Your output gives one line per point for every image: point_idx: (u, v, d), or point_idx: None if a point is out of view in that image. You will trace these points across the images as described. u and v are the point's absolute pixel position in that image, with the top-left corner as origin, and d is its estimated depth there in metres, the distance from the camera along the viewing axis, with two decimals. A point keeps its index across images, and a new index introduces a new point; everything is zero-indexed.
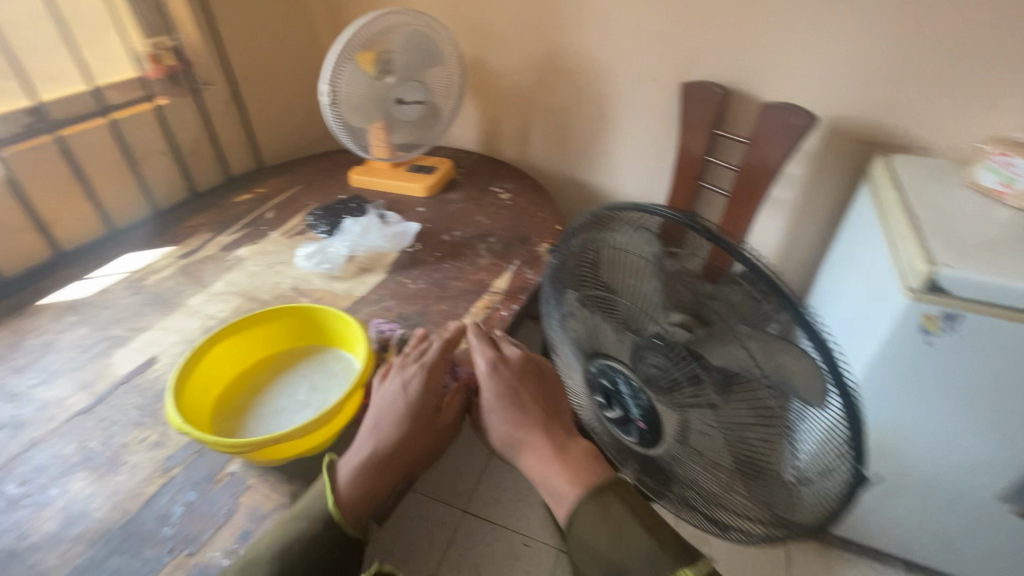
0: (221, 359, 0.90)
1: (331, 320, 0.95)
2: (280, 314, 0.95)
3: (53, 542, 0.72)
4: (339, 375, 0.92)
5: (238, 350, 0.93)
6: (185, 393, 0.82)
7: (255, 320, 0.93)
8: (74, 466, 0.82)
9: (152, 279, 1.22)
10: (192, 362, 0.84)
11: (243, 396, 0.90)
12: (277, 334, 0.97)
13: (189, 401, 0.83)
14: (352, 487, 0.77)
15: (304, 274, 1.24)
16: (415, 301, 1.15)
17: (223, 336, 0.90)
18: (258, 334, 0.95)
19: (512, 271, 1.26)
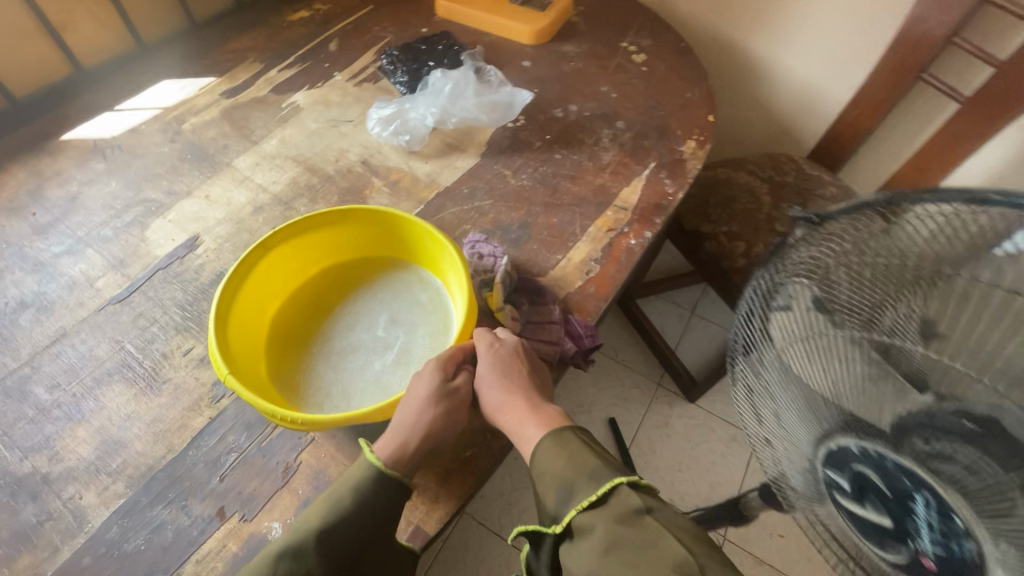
0: (276, 270, 0.72)
1: (414, 236, 0.73)
2: (349, 217, 0.72)
3: (89, 473, 0.61)
4: (425, 309, 0.73)
5: (297, 258, 0.73)
6: (234, 318, 0.65)
7: (316, 223, 0.71)
8: (109, 375, 0.68)
9: (191, 123, 0.97)
10: (239, 278, 0.65)
11: (305, 319, 0.73)
12: (344, 240, 0.75)
13: (239, 327, 0.66)
14: (399, 449, 0.58)
15: (376, 143, 0.96)
16: (517, 206, 0.88)
17: (277, 243, 0.69)
18: (320, 239, 0.74)
19: (645, 179, 0.94)
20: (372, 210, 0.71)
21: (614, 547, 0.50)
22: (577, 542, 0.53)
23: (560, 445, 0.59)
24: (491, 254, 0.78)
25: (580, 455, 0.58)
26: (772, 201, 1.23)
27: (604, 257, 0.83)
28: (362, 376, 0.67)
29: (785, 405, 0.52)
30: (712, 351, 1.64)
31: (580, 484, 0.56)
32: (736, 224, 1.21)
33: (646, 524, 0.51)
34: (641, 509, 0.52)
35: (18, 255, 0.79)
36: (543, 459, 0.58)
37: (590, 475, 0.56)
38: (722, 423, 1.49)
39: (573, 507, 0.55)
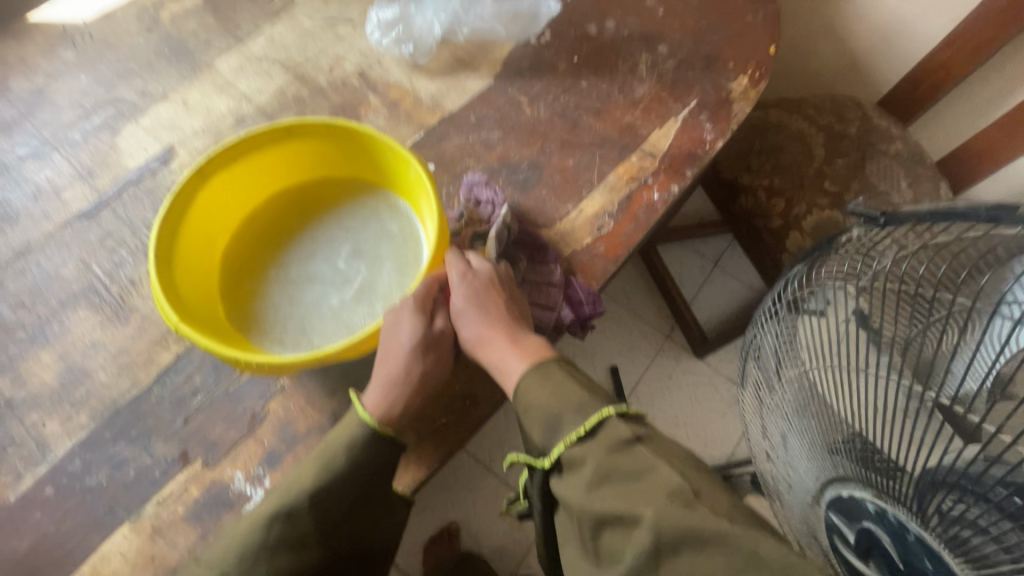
0: (224, 197, 0.64)
1: (373, 154, 0.64)
2: (293, 133, 0.62)
3: (54, 401, 0.59)
4: (394, 239, 0.66)
5: (245, 183, 0.65)
6: (179, 255, 0.59)
7: (258, 141, 0.61)
8: (75, 298, 0.64)
9: (170, 11, 0.85)
10: (176, 210, 0.58)
11: (262, 250, 0.68)
12: (295, 160, 0.67)
13: (188, 263, 0.61)
14: (390, 404, 0.56)
15: (377, 51, 0.84)
16: (529, 143, 0.78)
17: (216, 167, 0.60)
18: (266, 160, 0.65)
19: (682, 120, 0.82)
20: (318, 124, 0.61)
21: (605, 482, 0.46)
22: (568, 478, 0.49)
23: (544, 379, 0.54)
24: (488, 203, 0.69)
25: (566, 389, 0.53)
26: (825, 154, 1.08)
27: (620, 212, 0.74)
28: (328, 313, 0.63)
29: (799, 431, 0.47)
30: (728, 306, 1.56)
31: (568, 415, 0.51)
32: (779, 178, 1.08)
33: (637, 455, 0.47)
34: (632, 440, 0.48)
35: None
36: (528, 393, 0.54)
37: (578, 408, 0.51)
38: (726, 381, 1.46)
39: (561, 442, 0.50)
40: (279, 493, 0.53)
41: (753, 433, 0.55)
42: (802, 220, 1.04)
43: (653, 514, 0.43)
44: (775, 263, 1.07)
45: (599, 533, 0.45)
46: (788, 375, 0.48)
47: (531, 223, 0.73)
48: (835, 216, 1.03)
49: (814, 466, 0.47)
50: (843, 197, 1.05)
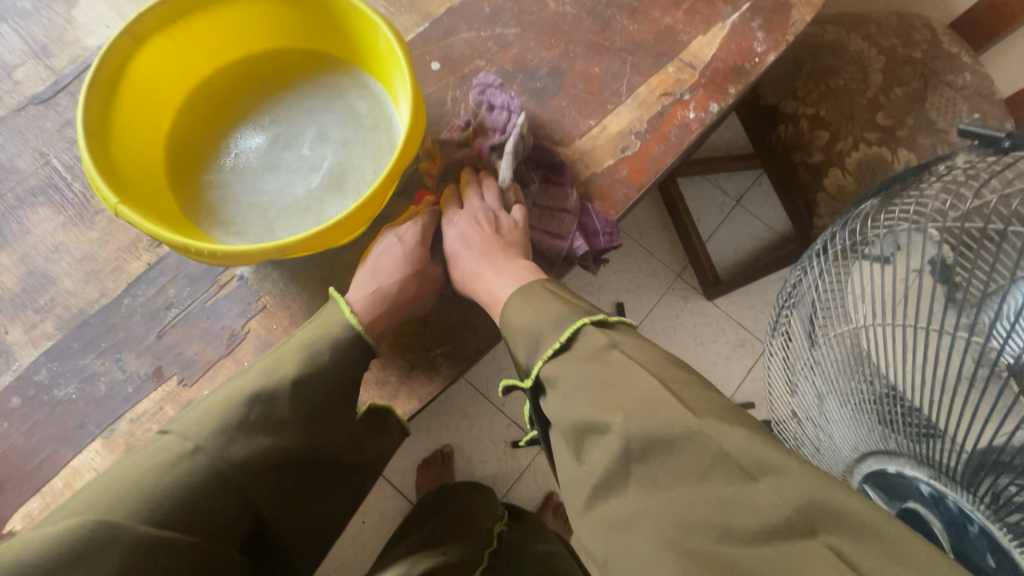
0: (170, 67, 0.54)
1: (335, 17, 0.53)
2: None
3: (15, 306, 0.54)
4: (367, 125, 0.57)
5: (191, 53, 0.55)
6: (117, 134, 0.50)
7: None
8: (33, 195, 0.57)
9: None
10: (108, 77, 0.48)
11: (210, 132, 0.58)
12: (246, 26, 0.56)
13: (130, 144, 0.52)
14: (374, 315, 0.52)
15: None
16: (550, 44, 0.67)
17: (152, 28, 0.50)
18: (214, 25, 0.54)
19: (731, 27, 0.70)
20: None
21: (578, 391, 0.43)
22: (549, 397, 0.45)
23: (525, 299, 0.50)
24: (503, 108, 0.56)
25: (543, 304, 0.49)
26: (883, 81, 0.96)
27: (649, 132, 0.65)
28: (291, 204, 0.55)
29: (842, 395, 0.43)
30: (745, 248, 1.49)
31: (545, 333, 0.47)
32: (827, 107, 0.96)
33: (615, 364, 0.43)
34: (608, 350, 0.44)
35: None
36: (507, 312, 0.50)
37: (555, 322, 0.47)
38: (734, 325, 1.42)
39: (539, 359, 0.47)
40: (260, 373, 0.47)
41: (783, 392, 0.51)
42: (846, 156, 0.93)
43: (623, 420, 0.39)
44: (806, 203, 0.99)
45: (577, 443, 0.42)
46: (835, 332, 0.43)
47: (547, 138, 0.64)
48: (883, 152, 0.92)
49: (856, 434, 0.43)
50: (896, 132, 0.93)
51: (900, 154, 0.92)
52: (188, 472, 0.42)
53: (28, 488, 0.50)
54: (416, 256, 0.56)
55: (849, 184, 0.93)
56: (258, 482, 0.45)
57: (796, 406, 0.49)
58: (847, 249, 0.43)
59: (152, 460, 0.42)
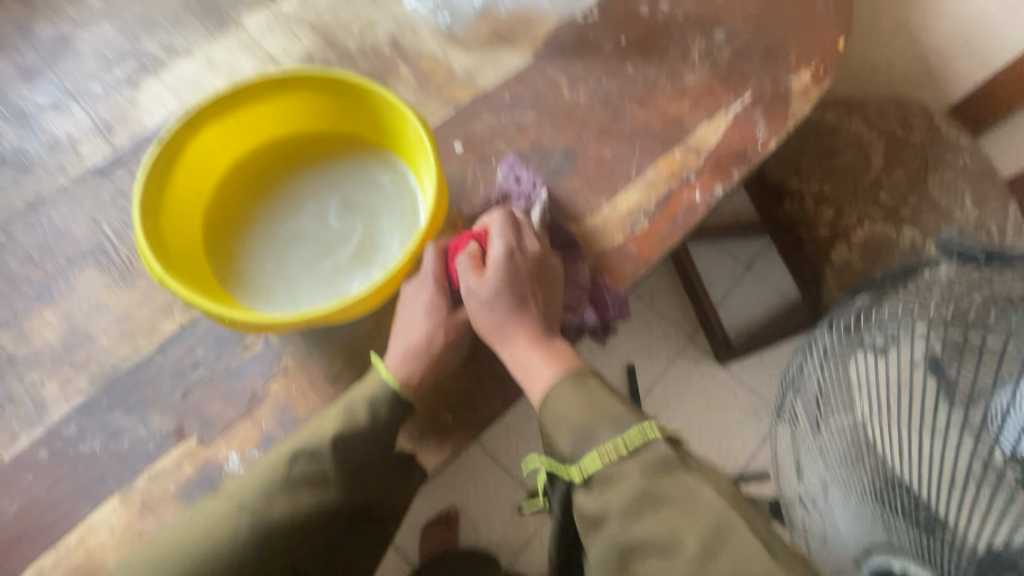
0: (219, 150, 0.60)
1: (370, 110, 0.59)
2: (289, 85, 0.57)
3: (54, 361, 0.57)
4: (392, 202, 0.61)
5: (237, 137, 0.61)
6: (168, 209, 0.55)
7: (251, 92, 0.57)
8: (83, 256, 0.62)
9: None
10: (165, 161, 0.54)
11: (246, 207, 0.63)
12: (293, 115, 0.62)
13: (177, 217, 0.57)
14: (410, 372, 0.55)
15: (412, 20, 0.79)
16: (565, 129, 0.73)
17: (207, 117, 0.56)
18: (261, 114, 0.60)
19: (734, 115, 0.75)
20: (316, 76, 0.56)
21: (654, 495, 0.45)
22: (603, 493, 0.47)
23: (579, 388, 0.53)
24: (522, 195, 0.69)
25: (597, 400, 0.52)
26: (884, 163, 1.00)
27: (656, 211, 0.68)
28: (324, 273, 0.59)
29: (847, 480, 0.45)
30: (757, 314, 1.49)
31: (600, 428, 0.49)
32: (830, 185, 0.99)
33: (684, 479, 0.46)
34: (683, 472, 0.47)
35: (2, 103, 0.71)
36: (555, 401, 0.52)
37: (612, 416, 0.50)
38: (747, 392, 1.40)
39: (593, 452, 0.48)
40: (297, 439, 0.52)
41: (786, 473, 0.53)
42: (851, 233, 0.96)
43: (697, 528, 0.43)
44: (814, 275, 1.00)
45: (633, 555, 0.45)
46: (836, 423, 0.46)
47: (560, 214, 0.68)
48: (889, 230, 0.95)
49: (861, 521, 0.44)
50: (900, 211, 0.96)
51: (905, 231, 0.95)
52: (235, 536, 0.49)
53: (44, 542, 0.51)
54: (438, 308, 0.57)
55: (856, 259, 0.95)
56: (300, 542, 0.51)
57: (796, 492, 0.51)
58: (845, 336, 0.48)
59: (202, 522, 0.49)
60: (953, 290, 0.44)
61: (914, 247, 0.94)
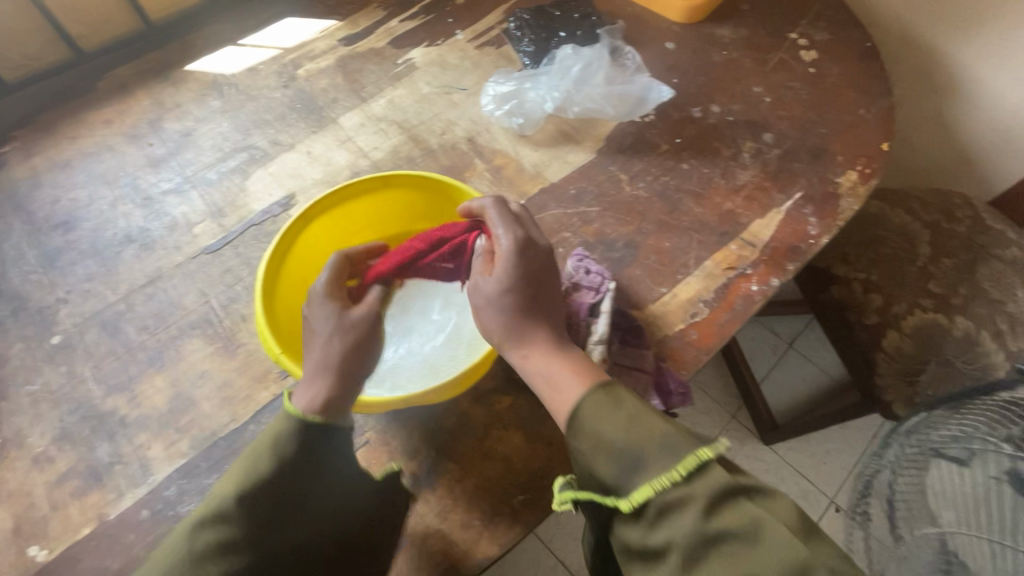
0: (324, 239, 0.69)
1: (457, 204, 0.69)
2: (389, 183, 0.67)
3: (160, 424, 0.62)
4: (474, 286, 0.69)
5: (341, 228, 0.70)
6: (281, 292, 0.63)
7: (357, 189, 0.67)
8: (192, 327, 0.69)
9: (305, 69, 0.94)
10: (283, 250, 0.62)
11: None
12: (389, 209, 0.72)
13: (288, 299, 0.65)
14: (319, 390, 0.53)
15: (487, 120, 0.88)
16: (626, 220, 0.78)
17: (319, 211, 0.65)
18: (362, 208, 0.70)
19: (785, 211, 0.80)
20: (413, 176, 0.66)
21: (719, 538, 0.41)
22: (664, 535, 0.42)
23: (611, 403, 0.49)
24: (591, 287, 0.66)
25: (641, 421, 0.47)
26: (930, 252, 1.02)
27: (715, 300, 0.72)
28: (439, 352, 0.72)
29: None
30: (801, 392, 1.47)
31: (647, 453, 0.45)
32: (877, 272, 1.01)
33: (738, 509, 0.42)
34: (749, 510, 0.42)
35: (132, 187, 0.81)
36: (590, 428, 0.48)
37: (662, 441, 0.45)
38: (795, 474, 1.36)
39: (641, 481, 0.44)
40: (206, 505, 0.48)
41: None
42: (902, 320, 0.96)
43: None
44: (866, 362, 0.98)
45: None
46: (927, 532, 0.65)
47: (623, 301, 0.72)
48: (939, 318, 0.95)
49: None
50: (951, 300, 0.97)
51: (957, 320, 0.95)
52: None
53: None
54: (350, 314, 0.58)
55: (909, 345, 0.94)
56: None
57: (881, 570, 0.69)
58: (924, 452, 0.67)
59: None
60: (1006, 422, 0.64)
61: (968, 337, 0.93)
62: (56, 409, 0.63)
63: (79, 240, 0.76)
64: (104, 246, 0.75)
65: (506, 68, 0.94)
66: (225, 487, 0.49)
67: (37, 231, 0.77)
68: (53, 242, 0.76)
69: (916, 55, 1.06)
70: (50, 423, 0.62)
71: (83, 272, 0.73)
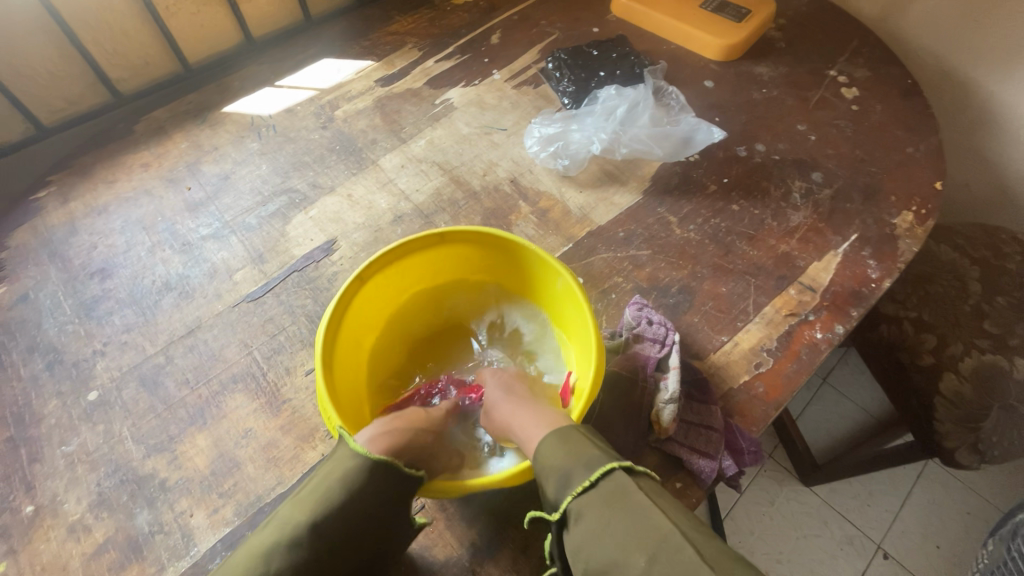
0: (374, 300, 0.65)
1: (516, 258, 0.66)
2: (445, 239, 0.65)
3: (203, 488, 0.59)
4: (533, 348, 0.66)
5: (391, 287, 0.67)
6: (339, 361, 0.59)
7: (412, 247, 0.64)
8: (234, 381, 0.66)
9: (343, 110, 0.93)
10: (340, 317, 0.59)
11: None
12: (441, 264, 0.69)
13: (345, 369, 0.61)
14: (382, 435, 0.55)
15: (530, 162, 0.87)
16: (679, 265, 0.76)
17: (374, 271, 0.62)
18: (413, 265, 0.67)
19: (843, 254, 0.77)
20: (472, 231, 0.63)
21: (608, 530, 0.43)
22: (578, 538, 0.45)
23: (560, 440, 0.50)
24: (655, 339, 0.65)
25: (578, 446, 0.49)
26: (982, 290, 0.98)
27: (779, 349, 0.69)
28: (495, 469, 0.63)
29: None
30: (839, 431, 1.38)
31: (576, 473, 0.47)
32: (929, 311, 0.97)
33: (631, 505, 0.44)
34: (633, 497, 0.44)
35: (170, 232, 0.79)
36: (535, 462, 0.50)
37: (587, 462, 0.47)
38: (838, 518, 1.25)
39: (569, 496, 0.47)
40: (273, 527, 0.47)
41: None
42: (960, 362, 0.92)
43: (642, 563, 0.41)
44: (925, 407, 0.94)
45: None
46: None
47: (682, 351, 0.69)
48: (999, 361, 0.92)
49: None
50: (1009, 340, 0.93)
51: (1018, 362, 0.91)
52: None
53: None
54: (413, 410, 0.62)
55: (969, 390, 0.90)
56: None
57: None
58: None
59: None
60: None
61: None
62: (93, 473, 0.60)
63: (117, 288, 0.74)
64: (143, 294, 0.73)
65: (546, 109, 0.93)
66: (293, 511, 0.47)
67: (74, 279, 0.74)
68: (90, 291, 0.73)
69: (957, 90, 1.04)
70: (87, 488, 0.59)
71: (120, 322, 0.71)
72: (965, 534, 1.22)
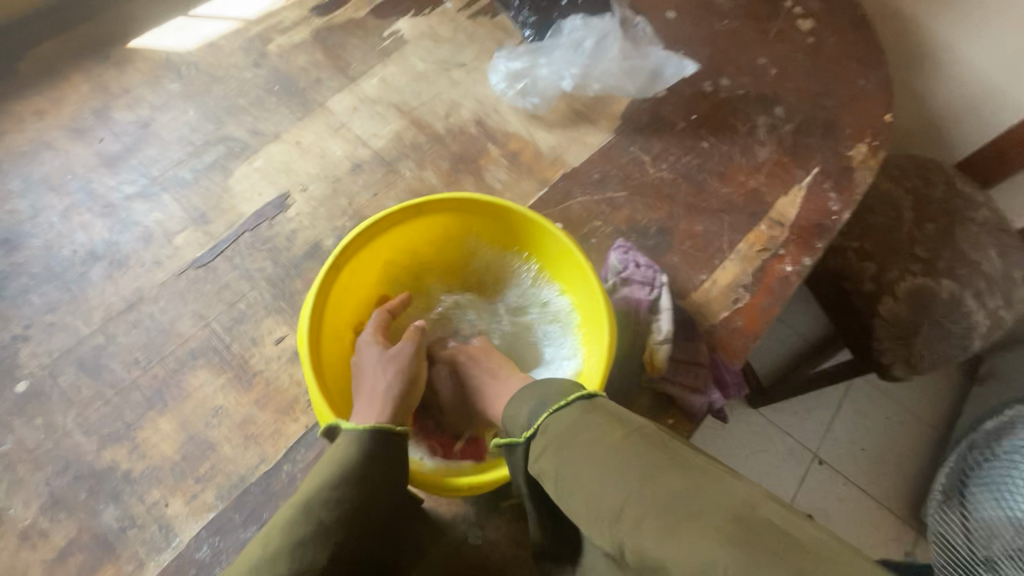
0: (349, 284, 0.60)
1: (503, 222, 0.62)
2: (424, 211, 0.59)
3: (175, 476, 0.54)
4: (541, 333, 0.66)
5: (365, 267, 0.61)
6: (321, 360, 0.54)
7: (387, 222, 0.58)
8: (193, 356, 0.59)
9: (279, 45, 0.81)
10: (319, 310, 0.53)
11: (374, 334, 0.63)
12: (420, 236, 0.64)
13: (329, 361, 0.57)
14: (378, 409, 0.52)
15: (496, 101, 0.81)
16: (655, 207, 0.75)
17: (348, 256, 0.56)
18: (389, 240, 0.61)
19: (806, 188, 0.79)
20: (452, 199, 0.58)
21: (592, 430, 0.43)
22: (545, 439, 0.44)
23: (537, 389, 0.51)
24: (644, 282, 0.66)
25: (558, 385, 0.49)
26: (915, 217, 1.05)
27: (755, 284, 0.71)
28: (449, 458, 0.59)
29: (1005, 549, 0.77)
30: (782, 355, 1.43)
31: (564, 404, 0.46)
32: (870, 240, 1.04)
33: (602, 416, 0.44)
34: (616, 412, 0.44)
35: (85, 192, 0.68)
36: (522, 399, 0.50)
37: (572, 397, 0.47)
38: (780, 432, 1.31)
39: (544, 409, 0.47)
40: (312, 480, 0.44)
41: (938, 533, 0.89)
42: (895, 286, 1.00)
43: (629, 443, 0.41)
44: (864, 328, 1.02)
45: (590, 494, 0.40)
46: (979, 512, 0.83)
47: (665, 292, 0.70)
48: (928, 282, 1.00)
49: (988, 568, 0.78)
50: (936, 263, 1.01)
51: (944, 283, 1.00)
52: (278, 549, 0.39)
53: None
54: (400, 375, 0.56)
55: (904, 311, 0.99)
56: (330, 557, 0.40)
57: (988, 559, 0.79)
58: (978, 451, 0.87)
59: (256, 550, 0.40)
60: None
61: (953, 299, 1.00)
62: (41, 472, 0.53)
63: (30, 261, 0.63)
64: (65, 267, 0.63)
65: (508, 43, 0.86)
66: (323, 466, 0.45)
67: None
68: None
69: (897, 25, 1.06)
70: (35, 489, 0.53)
71: (41, 300, 0.61)
72: (886, 437, 1.32)
